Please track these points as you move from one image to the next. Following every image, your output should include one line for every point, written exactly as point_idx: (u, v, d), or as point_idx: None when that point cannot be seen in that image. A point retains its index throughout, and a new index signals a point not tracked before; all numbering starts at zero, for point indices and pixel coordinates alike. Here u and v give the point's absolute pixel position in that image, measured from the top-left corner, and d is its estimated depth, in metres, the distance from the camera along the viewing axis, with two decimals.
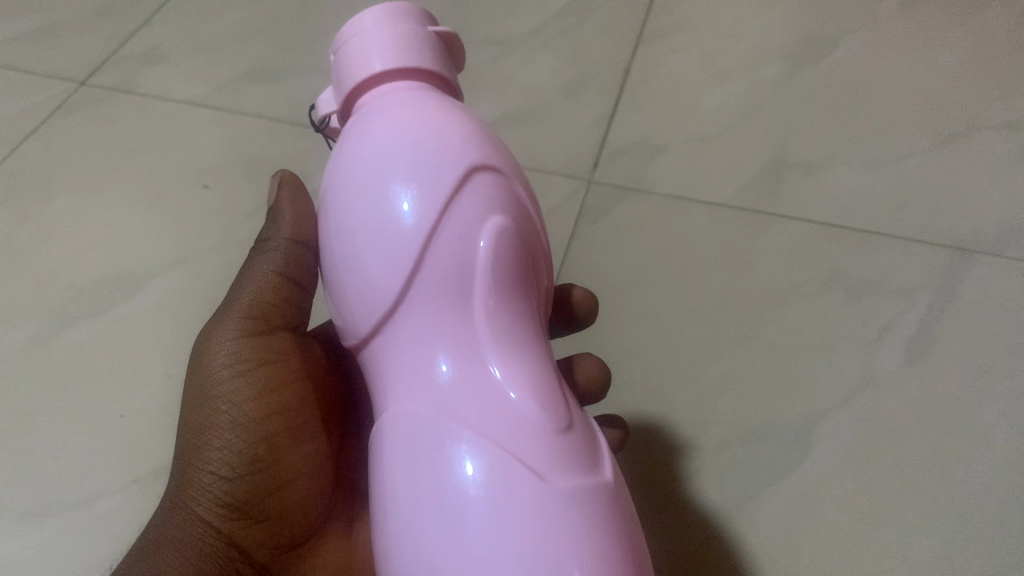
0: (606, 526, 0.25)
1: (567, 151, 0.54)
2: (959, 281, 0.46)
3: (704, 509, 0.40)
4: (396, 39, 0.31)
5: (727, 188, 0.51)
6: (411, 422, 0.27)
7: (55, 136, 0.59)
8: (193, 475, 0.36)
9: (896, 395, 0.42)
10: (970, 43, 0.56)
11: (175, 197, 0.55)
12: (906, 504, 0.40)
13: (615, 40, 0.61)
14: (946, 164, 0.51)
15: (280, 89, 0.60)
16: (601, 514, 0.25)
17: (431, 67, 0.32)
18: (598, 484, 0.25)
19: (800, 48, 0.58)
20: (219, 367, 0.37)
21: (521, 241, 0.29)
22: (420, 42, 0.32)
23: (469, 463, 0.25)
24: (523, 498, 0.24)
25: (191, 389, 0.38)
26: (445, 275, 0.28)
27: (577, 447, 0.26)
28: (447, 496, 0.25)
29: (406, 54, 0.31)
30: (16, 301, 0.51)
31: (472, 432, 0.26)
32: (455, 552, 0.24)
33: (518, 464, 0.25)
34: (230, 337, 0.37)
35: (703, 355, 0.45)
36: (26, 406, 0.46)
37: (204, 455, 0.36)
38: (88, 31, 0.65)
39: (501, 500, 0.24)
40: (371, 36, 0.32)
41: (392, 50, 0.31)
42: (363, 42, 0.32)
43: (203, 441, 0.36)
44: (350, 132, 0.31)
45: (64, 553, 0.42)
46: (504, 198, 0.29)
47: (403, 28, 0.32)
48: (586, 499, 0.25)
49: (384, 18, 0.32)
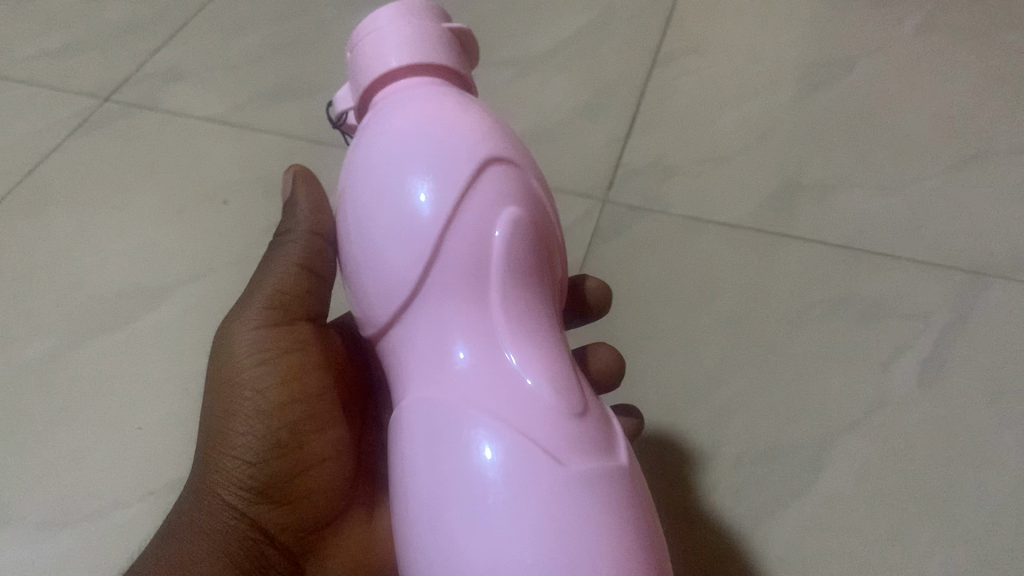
0: (622, 510, 0.25)
1: (581, 171, 0.55)
2: (974, 304, 0.46)
3: (717, 527, 0.40)
4: (410, 35, 0.32)
5: (741, 209, 0.52)
6: (428, 408, 0.27)
7: (77, 152, 0.60)
8: (217, 459, 0.37)
9: (910, 416, 0.42)
10: (983, 65, 0.57)
11: (195, 213, 0.56)
12: (921, 528, 0.39)
13: (631, 62, 0.62)
14: (961, 188, 0.51)
15: (299, 108, 0.61)
16: (617, 497, 0.25)
17: (445, 62, 0.32)
18: (614, 467, 0.26)
19: (814, 71, 0.59)
20: (241, 355, 0.37)
21: (535, 232, 0.30)
22: (434, 38, 0.32)
23: (485, 447, 0.25)
24: (541, 481, 0.24)
25: (213, 377, 0.38)
26: (461, 263, 0.28)
27: (592, 432, 0.26)
28: (466, 479, 0.25)
29: (420, 50, 0.32)
30: (37, 314, 0.52)
31: (487, 415, 0.26)
32: (475, 532, 0.24)
33: (535, 447, 0.25)
34: (252, 326, 0.37)
35: (717, 375, 0.45)
36: (44, 418, 0.47)
37: (228, 441, 0.37)
38: (109, 51, 0.67)
39: (516, 481, 0.25)
40: (387, 34, 0.32)
41: (407, 46, 0.32)
42: (379, 39, 0.32)
43: (228, 427, 0.37)
44: (367, 127, 0.31)
45: (80, 564, 0.42)
46: (519, 190, 0.29)
47: (417, 25, 0.32)
48: (602, 482, 0.25)
49: (398, 16, 0.32)
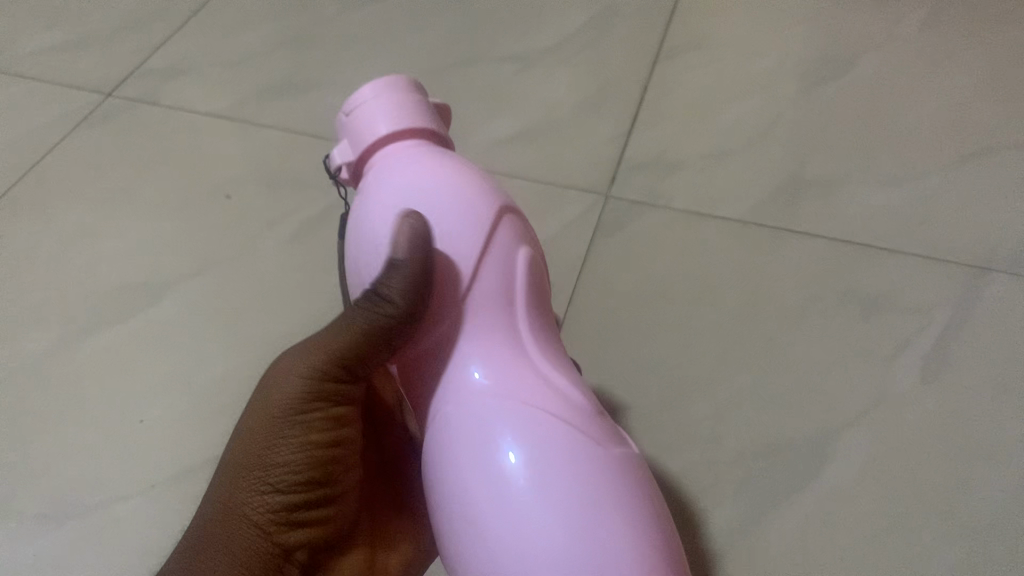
0: (636, 487, 0.28)
1: (584, 167, 0.55)
2: (979, 298, 0.46)
3: (720, 521, 0.40)
4: (403, 105, 0.35)
5: (745, 204, 0.52)
6: (454, 434, 0.30)
7: (80, 147, 0.60)
8: (249, 484, 0.34)
9: (914, 410, 0.42)
10: (989, 59, 0.57)
11: (198, 207, 0.56)
12: (925, 521, 0.39)
13: (635, 57, 0.62)
14: (965, 182, 0.51)
15: (303, 103, 0.61)
16: (631, 477, 0.28)
17: (434, 129, 0.35)
18: (625, 453, 0.29)
19: (818, 66, 0.59)
20: (295, 388, 0.34)
21: (535, 269, 0.33)
22: (422, 109, 0.35)
23: (508, 453, 0.28)
24: (566, 462, 0.27)
25: (258, 401, 0.35)
26: (482, 296, 0.31)
27: (602, 426, 0.29)
28: (498, 469, 0.27)
29: (414, 120, 0.35)
30: (41, 307, 0.52)
31: (505, 427, 0.28)
32: (513, 512, 0.26)
33: (556, 435, 0.28)
34: (311, 362, 0.34)
35: (720, 368, 0.45)
36: (48, 410, 0.47)
37: (265, 469, 0.34)
38: (113, 45, 0.67)
39: (544, 476, 0.27)
40: (380, 105, 0.35)
41: (401, 116, 0.35)
42: (374, 109, 0.35)
43: (266, 457, 0.34)
44: (370, 189, 0.34)
45: (81, 557, 0.42)
46: (520, 234, 0.33)
47: (407, 97, 0.35)
48: (618, 464, 0.28)
49: (388, 89, 0.35)
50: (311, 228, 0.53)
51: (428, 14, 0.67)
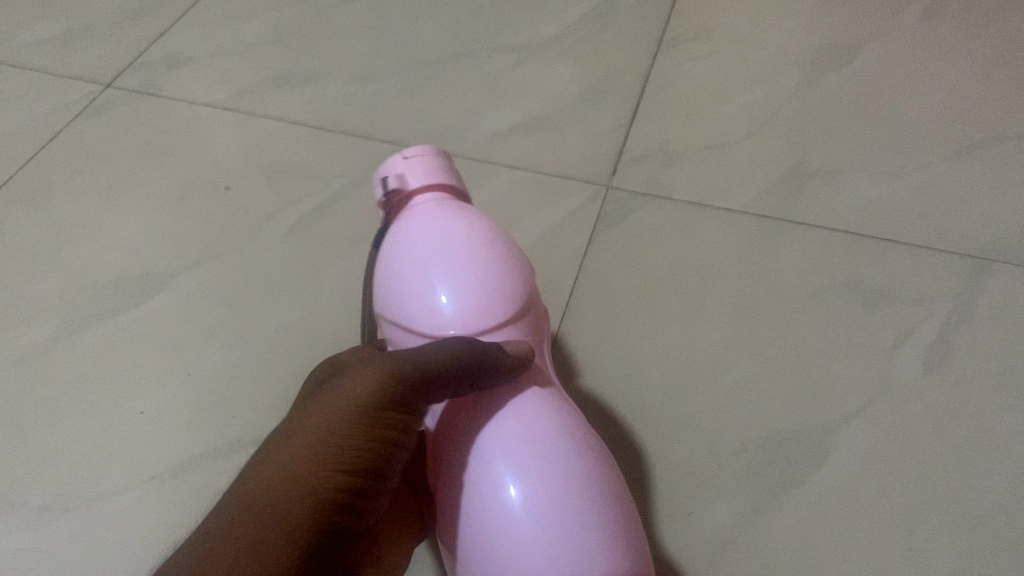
0: (615, 502, 0.28)
1: (586, 158, 0.54)
2: (981, 290, 0.45)
3: (721, 513, 0.40)
4: (427, 165, 0.37)
5: (746, 195, 0.51)
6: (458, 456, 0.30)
7: (78, 138, 0.60)
8: (290, 478, 0.29)
9: (916, 402, 0.42)
10: (991, 49, 0.57)
11: (198, 199, 0.55)
12: (927, 513, 0.39)
13: (636, 48, 0.61)
14: (967, 173, 0.50)
15: (303, 96, 0.61)
16: (611, 492, 0.28)
17: (455, 189, 0.37)
18: (606, 471, 0.29)
19: (820, 56, 0.58)
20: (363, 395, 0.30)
21: (535, 310, 0.34)
22: (444, 170, 0.38)
23: (508, 483, 0.28)
24: (545, 477, 0.28)
25: (317, 404, 0.31)
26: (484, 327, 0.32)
27: (587, 443, 0.30)
28: (487, 485, 0.29)
29: (435, 177, 0.37)
30: (40, 299, 0.51)
31: (511, 458, 0.29)
32: (499, 527, 0.28)
33: (540, 452, 0.29)
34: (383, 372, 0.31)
35: (721, 360, 0.45)
36: (47, 403, 0.47)
37: (310, 467, 0.29)
38: (112, 37, 0.67)
39: (545, 516, 0.27)
40: (406, 164, 0.37)
41: (423, 173, 0.37)
42: (400, 167, 0.37)
43: (314, 454, 0.29)
44: (390, 235, 0.35)
45: (79, 550, 0.42)
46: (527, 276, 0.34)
47: (432, 159, 0.38)
48: (596, 479, 0.28)
49: (416, 152, 0.38)
50: (311, 220, 0.53)
51: (429, 5, 0.67)
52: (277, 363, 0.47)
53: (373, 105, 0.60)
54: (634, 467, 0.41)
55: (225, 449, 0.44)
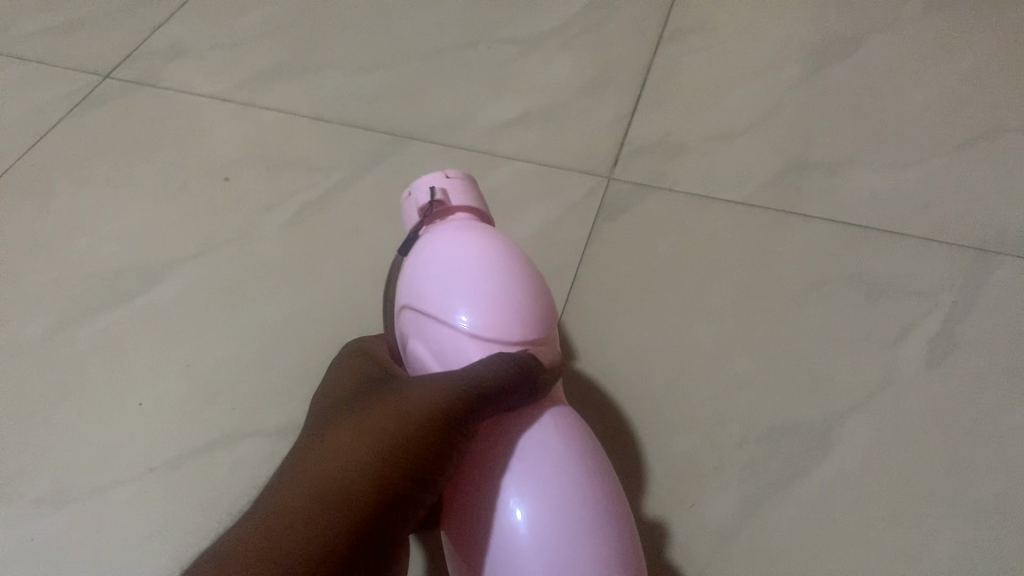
0: (611, 520, 0.29)
1: (587, 150, 0.54)
2: (985, 282, 0.45)
3: (723, 506, 0.40)
4: (465, 186, 0.39)
5: (748, 187, 0.51)
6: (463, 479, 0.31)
7: (77, 130, 0.59)
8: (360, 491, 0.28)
9: (918, 394, 0.42)
10: (995, 41, 0.56)
11: (197, 191, 0.55)
12: (930, 506, 0.39)
13: (637, 39, 0.61)
14: (971, 166, 0.50)
15: (303, 87, 0.60)
16: (605, 510, 0.29)
17: (486, 213, 0.39)
18: (602, 488, 0.29)
19: (822, 48, 0.58)
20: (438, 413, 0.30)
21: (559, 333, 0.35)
22: (478, 194, 0.39)
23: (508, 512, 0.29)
24: (541, 504, 0.29)
25: (388, 416, 0.30)
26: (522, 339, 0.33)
27: (584, 461, 0.30)
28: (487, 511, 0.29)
29: (471, 199, 0.39)
30: (38, 290, 0.51)
31: (521, 483, 0.29)
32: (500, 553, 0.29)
33: (536, 478, 0.29)
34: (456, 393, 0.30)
35: (723, 353, 0.44)
36: (45, 395, 0.47)
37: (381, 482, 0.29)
38: (110, 27, 0.66)
39: (556, 536, 0.28)
40: (446, 181, 0.39)
41: (462, 194, 0.39)
42: (438, 183, 0.39)
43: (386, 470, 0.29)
44: (426, 245, 0.36)
45: (77, 542, 0.42)
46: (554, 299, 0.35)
47: (467, 182, 0.39)
48: (591, 499, 0.29)
49: (454, 173, 0.40)
50: (311, 212, 0.53)
51: None
52: (277, 355, 0.47)
53: (373, 97, 0.59)
54: (636, 459, 0.41)
55: (224, 441, 0.44)
